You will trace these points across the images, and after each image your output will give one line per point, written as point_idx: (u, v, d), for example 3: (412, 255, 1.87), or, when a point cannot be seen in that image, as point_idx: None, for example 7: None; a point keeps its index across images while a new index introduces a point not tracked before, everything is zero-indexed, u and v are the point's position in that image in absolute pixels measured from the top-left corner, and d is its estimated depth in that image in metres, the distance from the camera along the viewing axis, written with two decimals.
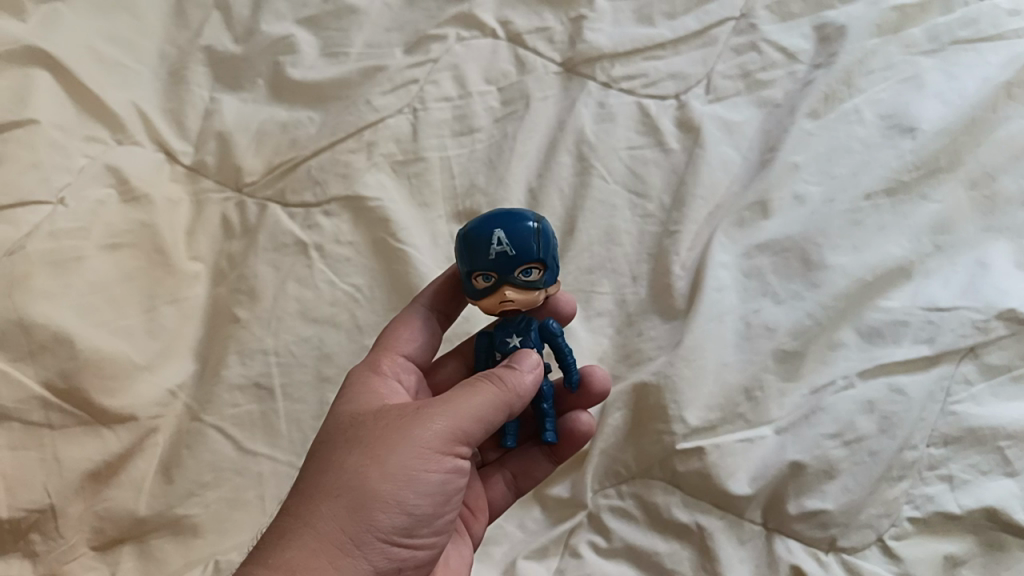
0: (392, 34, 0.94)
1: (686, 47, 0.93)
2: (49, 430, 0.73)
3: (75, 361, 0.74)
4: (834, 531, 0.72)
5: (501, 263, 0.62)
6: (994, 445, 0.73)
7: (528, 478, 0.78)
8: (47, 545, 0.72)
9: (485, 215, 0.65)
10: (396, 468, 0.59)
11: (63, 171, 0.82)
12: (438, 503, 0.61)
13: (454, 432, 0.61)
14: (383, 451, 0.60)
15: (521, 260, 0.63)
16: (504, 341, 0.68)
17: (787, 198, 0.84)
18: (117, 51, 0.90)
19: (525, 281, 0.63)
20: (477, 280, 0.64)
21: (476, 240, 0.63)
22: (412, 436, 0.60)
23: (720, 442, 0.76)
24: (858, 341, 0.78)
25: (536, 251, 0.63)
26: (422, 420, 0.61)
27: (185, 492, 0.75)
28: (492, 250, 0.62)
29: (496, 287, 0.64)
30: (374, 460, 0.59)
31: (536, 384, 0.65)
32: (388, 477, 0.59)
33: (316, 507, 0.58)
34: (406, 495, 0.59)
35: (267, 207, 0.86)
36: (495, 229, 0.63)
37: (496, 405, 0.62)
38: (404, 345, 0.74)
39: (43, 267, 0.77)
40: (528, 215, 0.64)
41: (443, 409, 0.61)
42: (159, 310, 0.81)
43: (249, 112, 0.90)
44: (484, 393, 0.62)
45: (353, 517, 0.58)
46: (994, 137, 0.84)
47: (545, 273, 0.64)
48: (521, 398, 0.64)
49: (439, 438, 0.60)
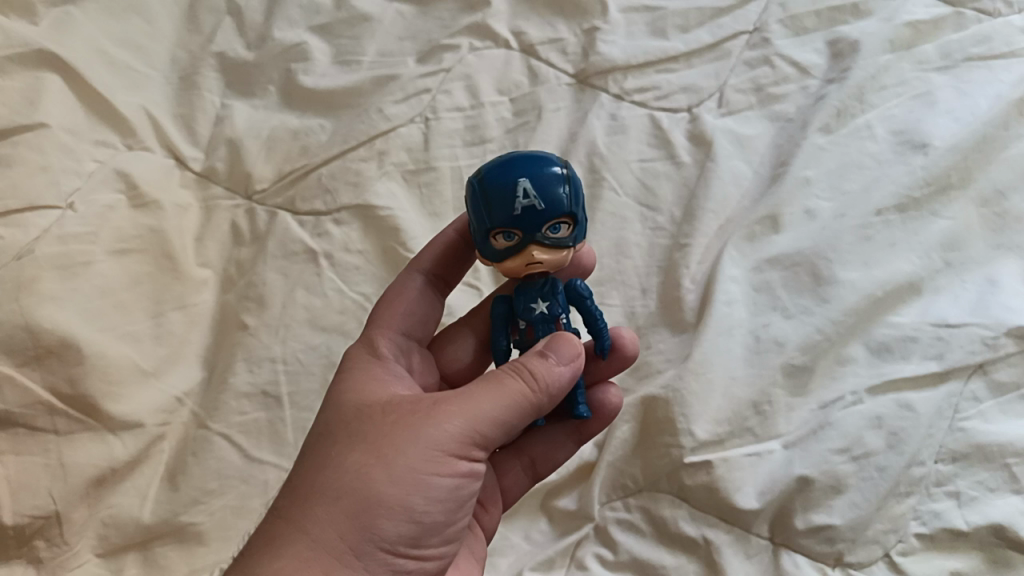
0: (406, 43, 0.94)
1: (699, 61, 0.93)
2: (54, 435, 0.72)
3: (81, 366, 0.74)
4: (841, 546, 0.72)
5: (528, 218, 0.57)
6: (1001, 462, 0.73)
7: (548, 464, 0.75)
8: (51, 550, 0.71)
9: (505, 161, 0.59)
10: (405, 472, 0.56)
11: (73, 174, 0.82)
12: (447, 510, 0.58)
13: (467, 435, 0.57)
14: (388, 453, 0.56)
15: (550, 213, 0.58)
16: (527, 307, 0.63)
17: (798, 213, 0.84)
18: (129, 55, 0.90)
19: (553, 239, 0.59)
20: (499, 238, 0.59)
21: (499, 193, 0.58)
22: (419, 441, 0.56)
23: (727, 456, 0.76)
24: (867, 356, 0.78)
25: (566, 205, 0.58)
26: (432, 423, 0.57)
27: (191, 500, 0.75)
28: (518, 203, 0.58)
29: (523, 246, 0.59)
30: (380, 463, 0.56)
31: (568, 380, 0.60)
32: (395, 481, 0.55)
33: (318, 510, 0.56)
34: (414, 502, 0.56)
35: (277, 214, 0.86)
36: (520, 179, 0.58)
37: (518, 406, 0.58)
38: (398, 322, 0.72)
39: (50, 271, 0.76)
40: (554, 161, 0.60)
41: (457, 411, 0.57)
42: (166, 316, 0.81)
43: (260, 119, 0.90)
44: (505, 393, 0.58)
45: (357, 523, 0.55)
46: (1005, 156, 0.84)
47: (575, 228, 0.60)
48: (547, 396, 0.59)
49: (453, 442, 0.57)
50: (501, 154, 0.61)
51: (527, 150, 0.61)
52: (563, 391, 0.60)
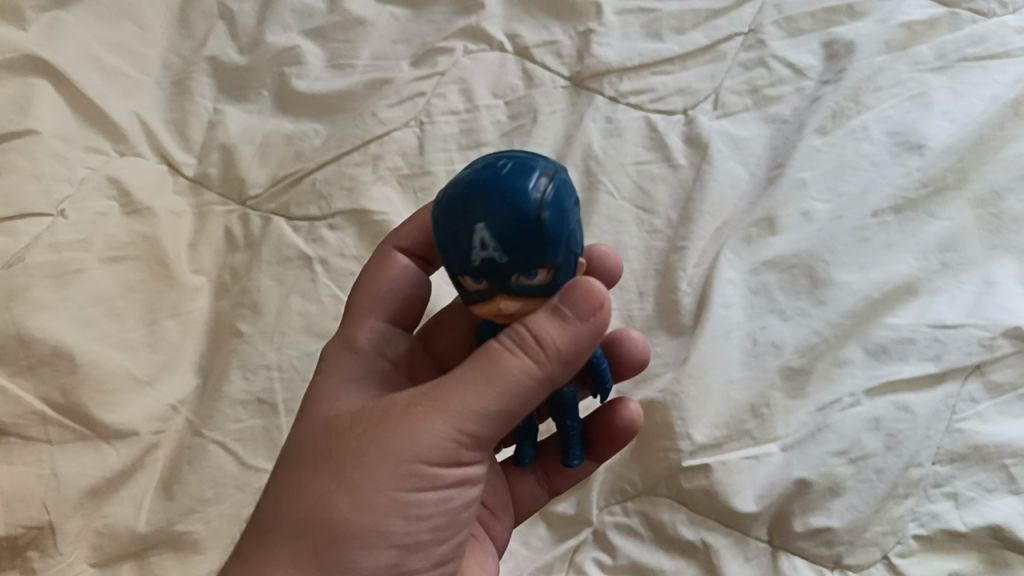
0: (400, 46, 0.94)
1: (694, 63, 0.92)
2: (48, 445, 0.72)
3: (75, 375, 0.73)
4: (840, 549, 0.72)
5: (488, 270, 0.51)
6: (999, 462, 0.73)
7: (563, 475, 0.75)
8: (44, 561, 0.70)
9: (468, 191, 0.51)
10: (373, 497, 0.54)
11: (65, 182, 0.81)
12: (429, 526, 0.57)
13: (441, 447, 0.54)
14: (354, 477, 0.55)
15: (515, 266, 0.51)
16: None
17: (794, 215, 0.84)
18: (121, 61, 0.89)
19: (527, 284, 0.52)
20: (465, 284, 0.53)
21: (457, 239, 0.51)
22: (388, 460, 0.54)
23: (725, 459, 0.76)
24: (865, 358, 0.78)
25: (536, 251, 0.50)
26: (400, 439, 0.55)
27: (186, 508, 0.74)
28: (477, 255, 0.50)
29: (488, 296, 0.53)
30: (345, 489, 0.55)
31: (565, 348, 0.54)
32: (362, 508, 0.55)
33: (283, 544, 0.55)
34: (388, 525, 0.55)
35: (271, 219, 0.86)
36: (477, 225, 0.50)
37: (509, 398, 0.54)
38: (377, 310, 0.70)
39: (43, 280, 0.76)
40: (526, 191, 0.50)
41: (426, 422, 0.55)
42: (160, 324, 0.80)
43: (254, 124, 0.90)
44: (490, 389, 0.54)
45: (324, 557, 0.55)
46: (1001, 156, 0.84)
47: (552, 273, 0.53)
48: (560, 363, 0.54)
49: (426, 455, 0.54)
50: (473, 174, 0.52)
51: (500, 172, 0.51)
52: (578, 355, 0.55)
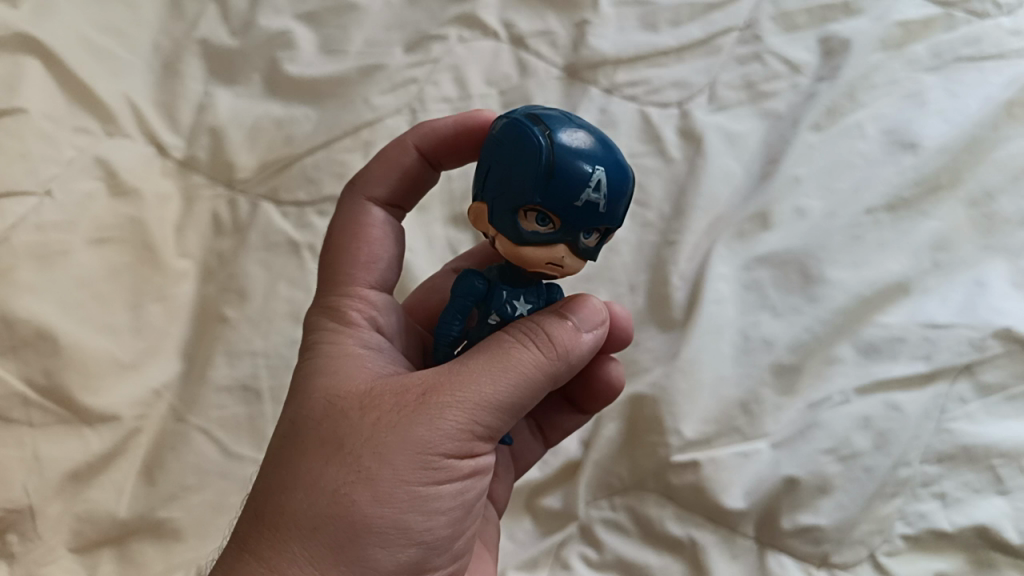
0: (393, 31, 0.92)
1: (690, 56, 0.92)
2: (29, 427, 0.71)
3: (58, 358, 0.73)
4: (827, 547, 0.72)
5: (586, 215, 0.52)
6: (987, 463, 0.72)
7: (557, 428, 0.75)
8: (24, 545, 0.69)
9: (578, 137, 0.52)
10: (394, 490, 0.53)
11: (51, 161, 0.80)
12: (446, 520, 0.56)
13: (462, 436, 0.54)
14: (372, 467, 0.53)
15: (606, 222, 0.53)
16: (507, 304, 0.58)
17: (787, 212, 0.84)
18: (110, 40, 0.87)
19: (587, 244, 0.54)
20: (533, 218, 0.52)
21: (571, 172, 0.51)
22: (408, 449, 0.53)
23: (714, 455, 0.75)
24: (856, 357, 0.77)
25: (617, 217, 0.53)
26: (421, 427, 0.53)
27: (169, 495, 0.73)
28: (584, 195, 0.51)
29: (558, 241, 0.53)
30: (363, 480, 0.52)
31: (580, 347, 0.58)
32: (385, 502, 0.53)
33: (295, 541, 0.52)
34: (410, 520, 0.54)
35: (260, 204, 0.85)
36: (595, 166, 0.51)
37: (522, 389, 0.55)
38: (366, 273, 0.65)
39: (26, 261, 0.75)
40: (625, 158, 0.54)
41: (448, 410, 0.54)
42: (145, 308, 0.79)
43: (244, 108, 0.88)
44: (510, 381, 0.55)
45: (343, 555, 0.52)
46: (993, 157, 0.84)
47: (603, 242, 0.55)
48: (566, 362, 0.57)
49: (449, 444, 0.54)
50: (569, 118, 0.53)
51: (607, 135, 0.54)
52: (582, 353, 0.59)
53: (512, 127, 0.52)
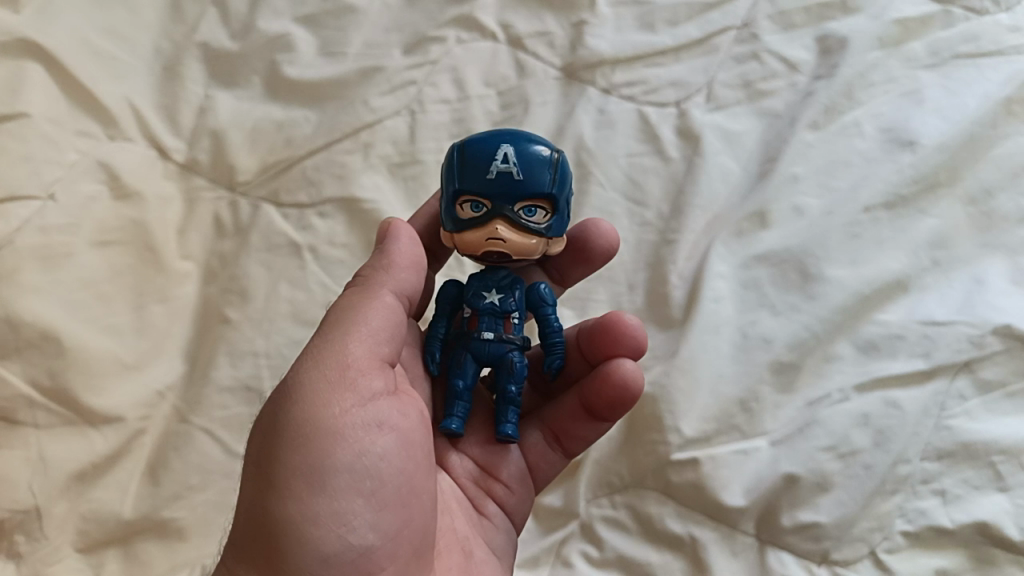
0: (391, 33, 0.93)
1: (688, 55, 0.92)
2: (35, 428, 0.72)
3: (62, 359, 0.74)
4: (827, 544, 0.72)
5: (501, 183, 0.60)
6: (987, 460, 0.73)
7: (573, 438, 0.72)
8: (30, 545, 0.70)
9: (492, 133, 0.63)
10: (287, 481, 0.56)
11: (54, 165, 0.81)
12: (360, 485, 0.58)
13: (325, 401, 0.58)
14: (264, 466, 0.57)
15: (526, 189, 0.61)
16: (478, 293, 0.66)
17: (786, 210, 0.84)
18: (111, 44, 0.88)
19: (524, 217, 0.61)
20: (466, 206, 0.62)
21: (479, 155, 0.61)
22: (282, 435, 0.58)
23: (714, 453, 0.76)
24: (854, 354, 0.78)
25: (542, 186, 0.61)
26: (289, 413, 0.58)
27: (172, 494, 0.74)
28: (494, 168, 0.61)
29: (490, 217, 0.61)
30: (261, 482, 0.57)
31: (409, 257, 0.64)
32: (284, 496, 0.56)
33: (240, 569, 0.56)
34: (315, 499, 0.56)
35: (261, 206, 0.85)
36: (501, 145, 0.61)
37: (362, 327, 0.61)
38: None
39: (31, 263, 0.76)
40: (545, 144, 0.63)
41: (307, 389, 0.59)
42: (148, 309, 0.80)
43: (244, 111, 0.89)
44: (348, 334, 0.61)
45: (276, 554, 0.55)
46: (991, 155, 0.84)
47: (546, 217, 0.62)
48: (388, 275, 0.63)
49: (317, 411, 0.58)
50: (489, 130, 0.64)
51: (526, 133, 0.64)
52: (405, 265, 0.64)
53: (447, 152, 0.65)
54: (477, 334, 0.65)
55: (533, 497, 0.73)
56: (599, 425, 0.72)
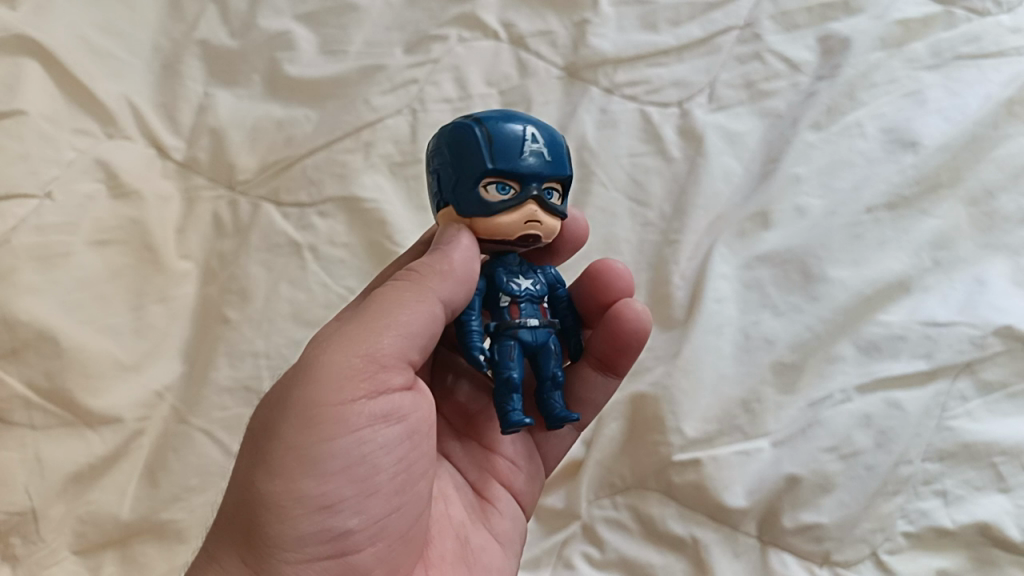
0: (393, 33, 0.92)
1: (690, 55, 0.92)
2: (31, 430, 0.71)
3: (60, 359, 0.73)
4: (829, 545, 0.72)
5: (535, 165, 0.60)
6: (988, 460, 0.72)
7: (583, 406, 0.72)
8: (26, 547, 0.69)
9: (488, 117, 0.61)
10: (282, 459, 0.54)
11: (51, 163, 0.80)
12: (356, 475, 0.56)
13: (339, 385, 0.55)
14: (262, 439, 0.55)
15: (555, 171, 0.61)
16: (509, 281, 0.64)
17: (788, 211, 0.84)
18: (109, 41, 0.87)
19: (550, 200, 0.61)
20: (492, 189, 0.60)
21: (506, 136, 0.60)
22: (286, 412, 0.55)
23: (716, 454, 0.75)
24: (856, 355, 0.78)
25: (566, 169, 0.62)
26: (300, 388, 0.55)
27: (171, 496, 0.73)
28: (527, 151, 0.60)
29: (521, 201, 0.60)
30: (256, 457, 0.55)
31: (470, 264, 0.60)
32: (275, 472, 0.54)
33: (226, 535, 0.55)
34: (307, 482, 0.54)
35: (260, 205, 0.85)
36: (527, 127, 0.60)
37: (400, 320, 0.58)
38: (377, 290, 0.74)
39: (27, 263, 0.76)
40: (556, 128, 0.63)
41: (320, 368, 0.56)
42: (146, 309, 0.79)
43: (244, 109, 0.88)
44: (382, 322, 0.57)
45: (257, 531, 0.54)
46: (994, 155, 0.84)
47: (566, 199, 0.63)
48: (442, 274, 0.59)
49: (329, 393, 0.55)
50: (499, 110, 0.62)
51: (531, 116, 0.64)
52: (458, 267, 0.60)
53: (452, 129, 0.62)
54: (517, 316, 0.63)
55: (541, 479, 0.74)
56: (607, 383, 0.72)
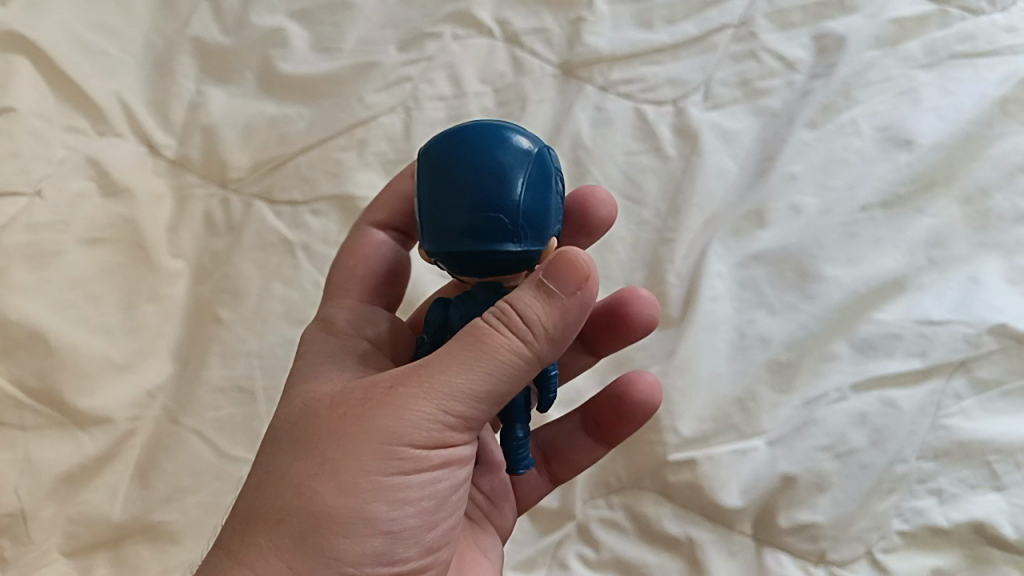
0: (387, 30, 0.91)
1: (685, 53, 0.91)
2: (21, 430, 0.71)
3: (50, 359, 0.72)
4: (824, 544, 0.72)
5: None
6: (983, 459, 0.73)
7: (566, 463, 0.73)
8: (17, 549, 0.68)
9: (481, 132, 0.54)
10: (355, 481, 0.53)
11: (41, 161, 0.79)
12: (423, 508, 0.56)
13: (429, 425, 0.53)
14: (335, 457, 0.54)
15: None
16: None
17: (783, 210, 0.84)
18: (101, 38, 0.87)
19: None
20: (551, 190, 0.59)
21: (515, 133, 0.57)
22: (367, 437, 0.53)
23: (711, 453, 0.75)
24: (851, 354, 0.77)
25: None
26: (386, 416, 0.53)
27: (163, 497, 0.72)
28: None
29: None
30: (324, 473, 0.53)
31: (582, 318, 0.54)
32: (347, 493, 0.53)
33: (265, 536, 0.54)
34: (374, 509, 0.53)
35: (253, 203, 0.84)
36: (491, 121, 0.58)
37: (500, 378, 0.53)
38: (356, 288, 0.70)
39: (18, 262, 0.75)
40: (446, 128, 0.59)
41: (410, 400, 0.53)
42: (138, 308, 0.78)
43: (237, 107, 0.88)
44: (485, 368, 0.53)
45: (311, 545, 0.53)
46: (989, 154, 0.84)
47: None
48: (553, 340, 0.54)
49: (415, 430, 0.53)
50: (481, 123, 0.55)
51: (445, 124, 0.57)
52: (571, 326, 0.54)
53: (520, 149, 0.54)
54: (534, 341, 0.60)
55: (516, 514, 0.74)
56: (592, 448, 0.73)
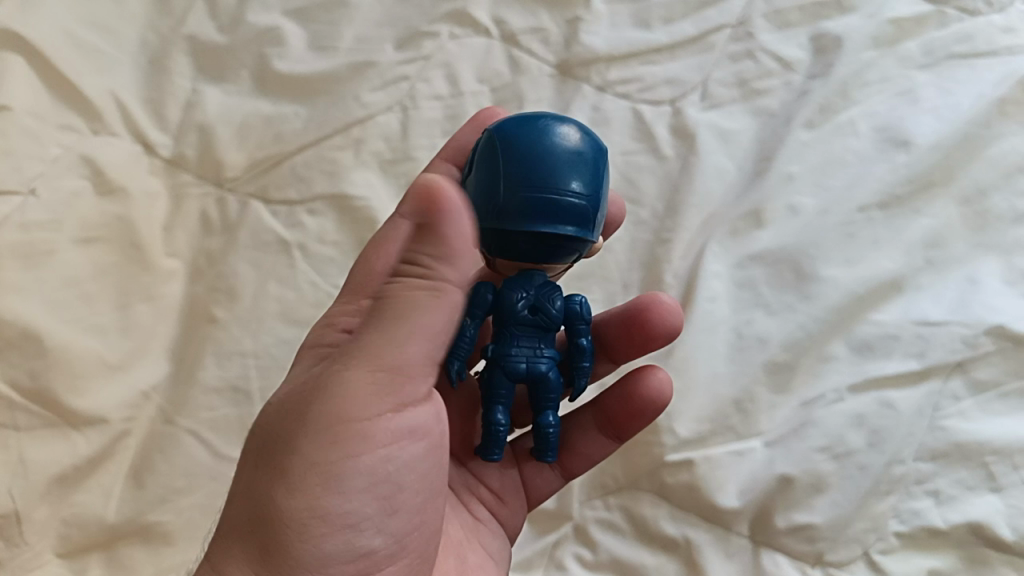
0: (385, 28, 0.91)
1: (683, 53, 0.91)
2: (14, 431, 0.70)
3: (43, 359, 0.72)
4: (822, 546, 0.71)
5: None
6: (981, 460, 0.72)
7: (577, 455, 0.72)
8: (9, 551, 0.68)
9: (530, 132, 0.57)
10: (305, 475, 0.53)
11: (35, 159, 0.79)
12: (381, 492, 0.55)
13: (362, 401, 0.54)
14: (281, 456, 0.54)
15: None
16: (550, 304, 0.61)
17: (781, 210, 0.84)
18: (95, 36, 0.86)
19: None
20: None
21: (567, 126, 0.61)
22: (308, 428, 0.54)
23: (709, 455, 0.75)
24: (849, 355, 0.77)
25: None
26: (319, 403, 0.54)
27: (158, 497, 0.72)
28: None
29: None
30: (274, 475, 0.53)
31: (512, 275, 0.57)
32: (299, 489, 0.53)
33: (234, 554, 0.53)
34: (327, 500, 0.53)
35: (249, 203, 0.84)
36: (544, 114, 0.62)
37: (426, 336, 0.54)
38: None
39: (12, 261, 0.75)
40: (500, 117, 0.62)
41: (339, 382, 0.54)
42: (132, 308, 0.78)
43: (233, 105, 0.87)
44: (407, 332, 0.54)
45: (276, 551, 0.52)
46: (987, 154, 0.84)
47: None
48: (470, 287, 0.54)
49: (347, 413, 0.54)
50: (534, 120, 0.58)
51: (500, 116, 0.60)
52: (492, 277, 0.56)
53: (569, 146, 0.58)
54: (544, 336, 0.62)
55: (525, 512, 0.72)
56: (605, 442, 0.72)
